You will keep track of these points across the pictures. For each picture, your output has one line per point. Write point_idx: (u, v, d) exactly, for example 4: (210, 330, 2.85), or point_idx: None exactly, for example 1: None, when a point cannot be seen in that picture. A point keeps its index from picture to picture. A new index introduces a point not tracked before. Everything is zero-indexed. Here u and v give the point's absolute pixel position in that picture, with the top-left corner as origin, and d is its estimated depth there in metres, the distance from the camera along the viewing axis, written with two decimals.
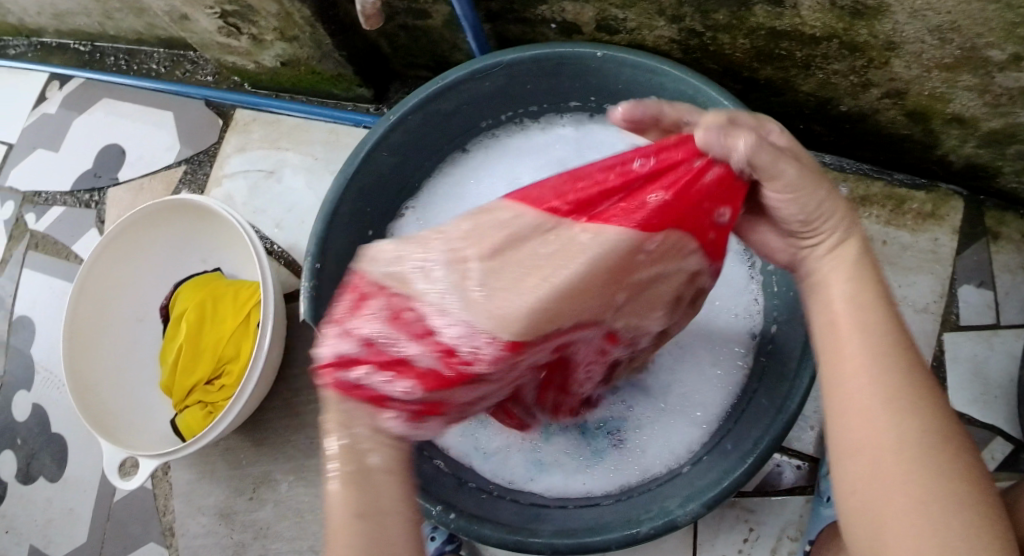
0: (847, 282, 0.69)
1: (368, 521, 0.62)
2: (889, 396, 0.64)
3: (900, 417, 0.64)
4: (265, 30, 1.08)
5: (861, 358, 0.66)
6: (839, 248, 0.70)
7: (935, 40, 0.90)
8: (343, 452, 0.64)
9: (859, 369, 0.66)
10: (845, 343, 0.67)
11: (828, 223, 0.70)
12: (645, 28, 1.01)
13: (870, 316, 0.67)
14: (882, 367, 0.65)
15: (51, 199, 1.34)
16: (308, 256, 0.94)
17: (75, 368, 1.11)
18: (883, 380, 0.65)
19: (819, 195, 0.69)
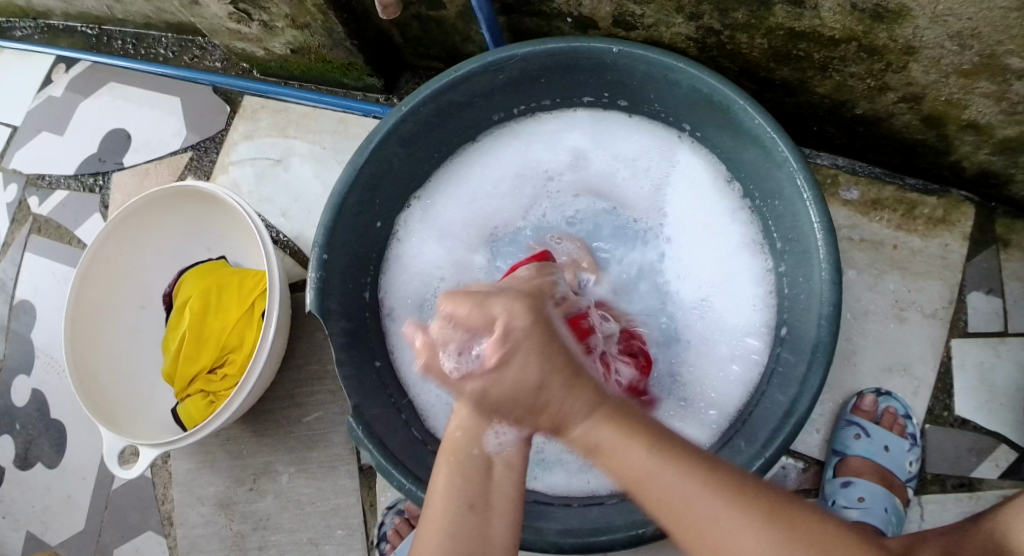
0: (630, 447, 0.70)
1: (466, 512, 0.72)
2: (722, 519, 0.69)
3: (745, 526, 0.69)
4: (277, 17, 1.07)
5: (680, 498, 0.69)
6: (593, 435, 0.71)
7: (955, 46, 0.89)
8: (466, 439, 0.74)
9: (686, 504, 0.69)
10: (656, 481, 0.69)
11: (555, 416, 0.71)
12: (662, 25, 1.00)
13: (659, 459, 0.70)
14: (702, 492, 0.69)
15: (55, 182, 1.33)
16: (315, 246, 0.93)
17: (77, 354, 1.10)
18: (714, 503, 0.69)
19: (557, 402, 0.71)
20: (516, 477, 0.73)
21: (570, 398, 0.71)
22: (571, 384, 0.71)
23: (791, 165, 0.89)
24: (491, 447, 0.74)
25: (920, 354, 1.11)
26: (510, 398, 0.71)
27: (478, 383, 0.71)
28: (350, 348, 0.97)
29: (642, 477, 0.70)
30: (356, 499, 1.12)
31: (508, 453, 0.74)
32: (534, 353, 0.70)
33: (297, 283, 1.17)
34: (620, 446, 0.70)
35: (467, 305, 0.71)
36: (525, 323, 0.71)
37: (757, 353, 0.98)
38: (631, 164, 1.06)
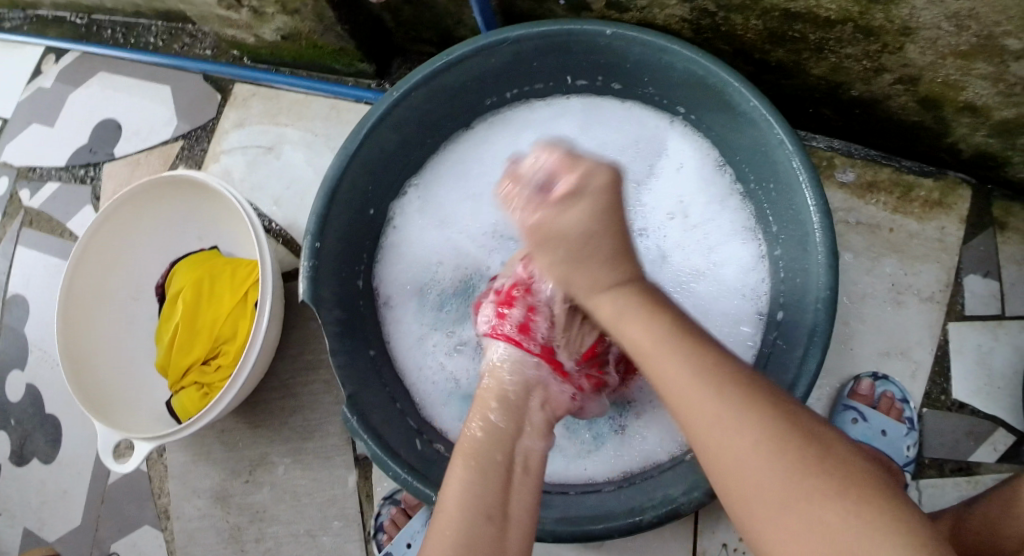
0: (642, 320, 0.74)
1: (488, 521, 0.72)
2: (719, 402, 0.68)
3: (726, 412, 0.68)
4: (266, 3, 1.06)
5: (680, 372, 0.70)
6: (615, 302, 0.75)
7: (952, 27, 0.89)
8: (489, 444, 0.77)
9: (681, 376, 0.70)
10: (649, 357, 0.72)
11: (593, 279, 0.76)
12: (657, 6, 0.99)
13: (670, 332, 0.72)
14: (700, 374, 0.70)
15: (46, 174, 1.32)
16: (308, 234, 0.92)
17: (70, 347, 1.09)
18: (710, 391, 0.69)
19: (596, 260, 0.75)
20: (533, 481, 0.76)
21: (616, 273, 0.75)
22: (614, 258, 0.76)
23: (786, 147, 0.88)
24: (515, 453, 0.77)
25: (917, 337, 1.11)
26: (559, 241, 0.75)
27: (539, 213, 0.75)
28: (344, 336, 0.96)
29: (649, 347, 0.72)
30: (352, 490, 1.11)
31: (529, 459, 0.78)
32: (592, 208, 0.75)
33: (290, 272, 1.16)
34: (630, 314, 0.74)
35: (557, 152, 0.77)
36: (603, 182, 0.75)
37: (750, 338, 0.97)
38: (620, 153, 1.05)
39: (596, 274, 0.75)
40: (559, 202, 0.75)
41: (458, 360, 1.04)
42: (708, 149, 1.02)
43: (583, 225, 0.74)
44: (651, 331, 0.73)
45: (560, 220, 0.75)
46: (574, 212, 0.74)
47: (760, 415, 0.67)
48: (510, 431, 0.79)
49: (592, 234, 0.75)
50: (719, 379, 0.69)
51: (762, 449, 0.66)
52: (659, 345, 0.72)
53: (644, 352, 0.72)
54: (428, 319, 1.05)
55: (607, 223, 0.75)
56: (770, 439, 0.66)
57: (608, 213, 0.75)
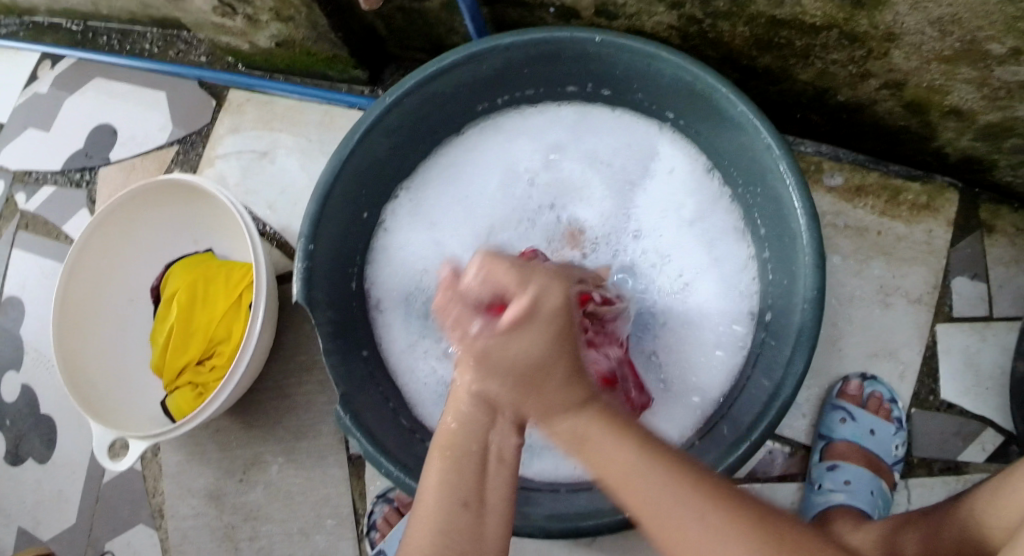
0: (613, 441, 0.67)
1: (464, 510, 0.70)
2: (677, 505, 0.66)
3: (716, 526, 0.65)
4: (261, 10, 1.07)
5: (638, 489, 0.66)
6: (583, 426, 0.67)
7: (935, 32, 0.90)
8: (461, 441, 0.70)
9: (644, 496, 0.66)
10: (627, 485, 0.67)
11: (543, 407, 0.67)
12: (644, 14, 1.00)
13: (621, 427, 0.69)
14: (660, 483, 0.66)
15: (41, 178, 1.33)
16: (301, 237, 0.93)
17: (66, 347, 1.10)
18: (669, 488, 0.66)
19: (554, 389, 0.67)
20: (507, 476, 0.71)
21: (568, 399, 0.67)
22: (570, 383, 0.67)
23: (773, 152, 0.89)
24: (490, 443, 0.70)
25: (905, 339, 1.12)
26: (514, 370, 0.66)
27: (483, 341, 0.66)
28: (336, 337, 0.97)
29: (627, 479, 0.66)
30: (345, 489, 1.12)
31: (504, 450, 0.71)
32: (544, 335, 0.66)
33: (284, 276, 1.17)
34: (599, 443, 0.67)
35: (505, 266, 0.68)
36: (556, 303, 0.66)
37: (741, 340, 0.98)
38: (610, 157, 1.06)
39: (561, 421, 0.68)
40: (493, 328, 0.66)
41: (452, 364, 1.04)
42: (697, 152, 1.03)
43: (527, 349, 0.65)
44: (629, 451, 0.67)
45: (500, 348, 0.66)
46: (516, 356, 0.66)
47: (751, 539, 0.64)
48: (482, 419, 0.70)
49: (546, 394, 0.67)
50: (675, 478, 0.66)
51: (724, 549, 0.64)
52: (637, 464, 0.66)
53: (621, 479, 0.67)
54: (416, 327, 1.05)
55: (556, 350, 0.66)
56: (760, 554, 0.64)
57: (561, 334, 0.67)
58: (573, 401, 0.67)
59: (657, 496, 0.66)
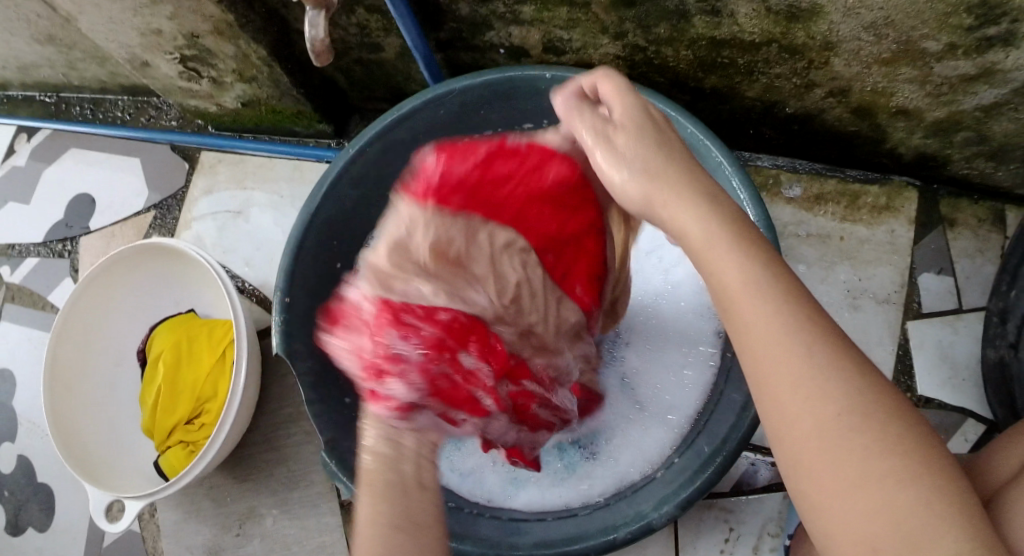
0: (727, 256, 0.66)
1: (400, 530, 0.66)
2: (811, 368, 0.62)
3: (846, 395, 0.62)
4: (224, 72, 1.11)
5: (772, 339, 0.63)
6: (704, 231, 0.67)
7: (871, 36, 0.93)
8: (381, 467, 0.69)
9: (777, 350, 0.63)
10: (766, 324, 0.64)
11: (658, 201, 0.69)
12: (590, 47, 1.04)
13: (768, 278, 0.65)
14: (803, 342, 0.63)
15: (24, 251, 1.35)
16: (277, 291, 0.97)
17: (58, 416, 1.12)
18: (833, 381, 0.62)
19: (674, 184, 0.68)
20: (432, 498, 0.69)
21: (700, 224, 0.67)
22: (698, 207, 0.68)
23: (725, 169, 0.93)
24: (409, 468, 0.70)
25: (878, 339, 1.14)
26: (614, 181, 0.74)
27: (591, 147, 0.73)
28: (318, 386, 0.99)
29: (765, 321, 0.64)
30: (340, 535, 1.14)
31: (423, 475, 0.70)
32: (647, 126, 0.71)
33: (266, 330, 1.20)
34: (741, 275, 0.65)
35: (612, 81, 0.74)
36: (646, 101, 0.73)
37: (711, 357, 0.99)
38: None
39: (678, 222, 0.68)
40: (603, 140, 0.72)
41: None
42: None
43: (629, 132, 0.71)
44: (771, 288, 0.65)
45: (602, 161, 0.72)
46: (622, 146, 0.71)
47: (885, 433, 0.61)
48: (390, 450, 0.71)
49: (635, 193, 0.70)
50: (822, 348, 0.63)
51: (840, 431, 0.61)
52: (783, 312, 0.64)
53: (754, 310, 0.64)
54: None
55: (663, 161, 0.69)
56: (889, 443, 0.61)
57: (661, 132, 0.72)
58: (699, 219, 0.67)
59: (795, 339, 0.63)
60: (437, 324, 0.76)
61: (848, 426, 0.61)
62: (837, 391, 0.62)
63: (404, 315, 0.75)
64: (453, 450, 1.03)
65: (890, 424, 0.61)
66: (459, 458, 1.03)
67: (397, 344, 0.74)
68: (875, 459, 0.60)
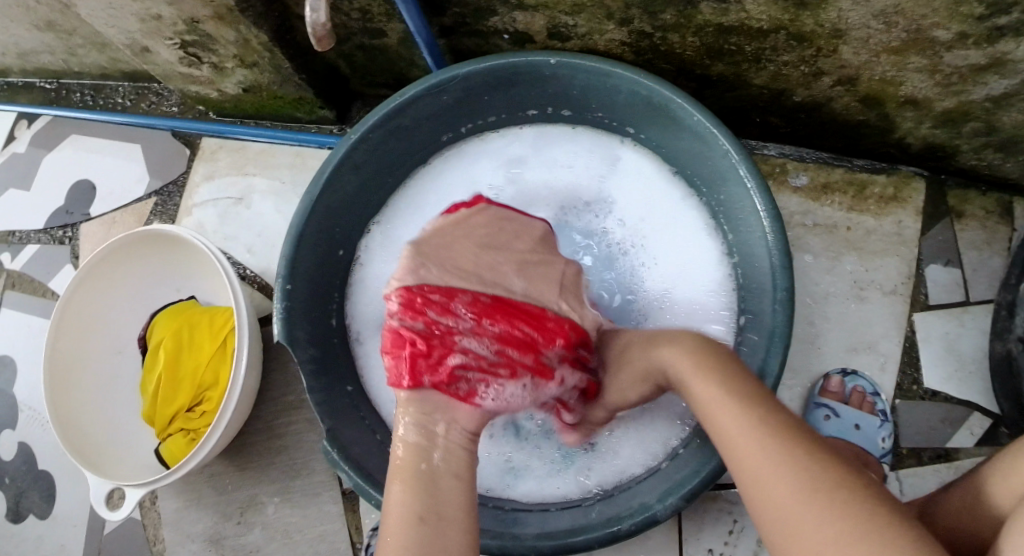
0: (704, 382, 0.76)
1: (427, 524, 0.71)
2: (766, 453, 0.68)
3: (795, 472, 0.66)
4: (225, 58, 1.10)
5: (736, 437, 0.71)
6: (683, 366, 0.79)
7: (881, 24, 0.92)
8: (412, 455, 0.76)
9: (742, 445, 0.70)
10: (725, 419, 0.73)
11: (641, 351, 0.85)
12: (596, 33, 1.02)
13: (730, 390, 0.74)
14: (759, 436, 0.69)
15: (25, 238, 1.35)
16: (278, 278, 0.95)
17: (56, 404, 1.11)
18: (781, 459, 0.67)
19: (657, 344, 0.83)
20: (464, 488, 0.74)
21: (681, 362, 0.79)
22: (674, 346, 0.81)
23: (732, 157, 0.91)
24: (434, 460, 0.76)
25: (884, 331, 1.13)
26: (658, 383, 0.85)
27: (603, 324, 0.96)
28: (319, 374, 0.98)
29: (721, 415, 0.73)
30: (341, 524, 1.13)
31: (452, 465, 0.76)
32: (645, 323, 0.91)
33: (267, 317, 1.19)
34: (708, 386, 0.76)
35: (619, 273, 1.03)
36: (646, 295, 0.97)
37: (721, 337, 0.99)
38: (573, 176, 1.08)
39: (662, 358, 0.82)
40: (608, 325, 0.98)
41: None
42: (659, 162, 1.05)
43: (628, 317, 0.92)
44: (730, 391, 0.74)
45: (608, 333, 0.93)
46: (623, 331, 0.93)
47: (837, 503, 0.64)
48: (422, 441, 0.77)
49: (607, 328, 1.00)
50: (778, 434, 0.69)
51: (802, 503, 0.65)
52: (737, 408, 0.72)
53: (717, 411, 0.74)
54: None
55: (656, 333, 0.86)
56: (841, 511, 0.64)
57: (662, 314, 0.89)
58: (674, 355, 0.80)
59: (746, 428, 0.71)
60: (471, 301, 0.85)
61: (801, 497, 0.65)
62: (788, 468, 0.67)
63: (427, 307, 0.84)
64: None
65: (843, 495, 0.64)
66: None
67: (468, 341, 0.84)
68: (828, 527, 0.63)
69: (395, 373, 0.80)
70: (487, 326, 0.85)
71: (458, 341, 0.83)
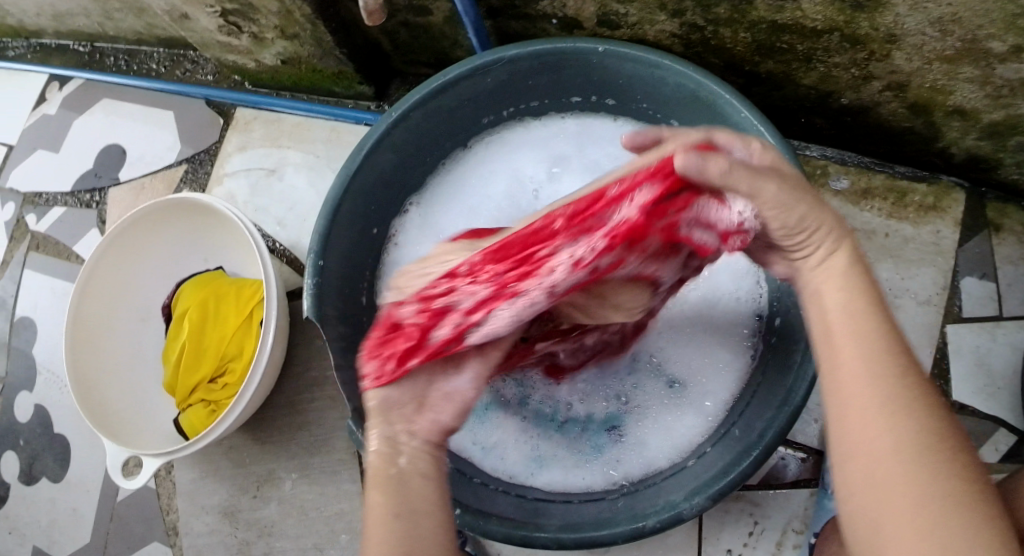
0: (843, 296, 0.68)
1: (408, 520, 0.67)
2: (890, 402, 0.63)
3: (897, 425, 0.63)
4: (266, 28, 1.08)
5: (864, 371, 0.65)
6: (833, 259, 0.69)
7: (936, 32, 0.90)
8: (384, 456, 0.70)
9: (863, 384, 0.64)
10: (836, 340, 0.67)
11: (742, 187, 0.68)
12: (646, 23, 1.01)
13: (867, 314, 0.67)
14: (880, 373, 0.64)
15: (52, 200, 1.34)
16: (311, 253, 0.94)
17: (77, 369, 1.11)
18: (891, 403, 0.63)
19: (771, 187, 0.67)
20: (434, 485, 0.70)
21: (791, 205, 0.68)
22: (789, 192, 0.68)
23: (778, 157, 0.89)
24: (404, 457, 0.70)
25: (917, 341, 1.12)
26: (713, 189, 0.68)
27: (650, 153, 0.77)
28: (348, 352, 0.97)
29: (840, 328, 0.67)
30: (358, 505, 1.13)
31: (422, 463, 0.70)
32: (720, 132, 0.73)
33: (294, 292, 1.18)
34: (831, 295, 0.68)
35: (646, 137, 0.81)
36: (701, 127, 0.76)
37: (749, 339, 0.99)
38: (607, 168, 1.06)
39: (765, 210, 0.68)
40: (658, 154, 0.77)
41: None
42: None
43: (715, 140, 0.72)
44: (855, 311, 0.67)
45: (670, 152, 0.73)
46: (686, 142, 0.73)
47: (936, 470, 0.61)
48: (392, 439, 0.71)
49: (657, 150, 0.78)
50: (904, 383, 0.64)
51: (902, 463, 0.61)
52: (857, 329, 0.66)
53: (836, 329, 0.67)
54: None
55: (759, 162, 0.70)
56: (936, 478, 0.61)
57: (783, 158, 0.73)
58: (791, 213, 0.68)
59: (865, 357, 0.65)
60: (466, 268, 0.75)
61: (903, 453, 0.62)
62: (899, 421, 0.63)
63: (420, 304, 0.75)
64: (476, 422, 1.02)
65: (942, 465, 0.61)
66: (482, 432, 1.02)
67: (450, 300, 0.74)
68: (919, 491, 0.61)
69: (375, 371, 0.73)
70: (481, 274, 0.74)
71: (449, 308, 0.74)
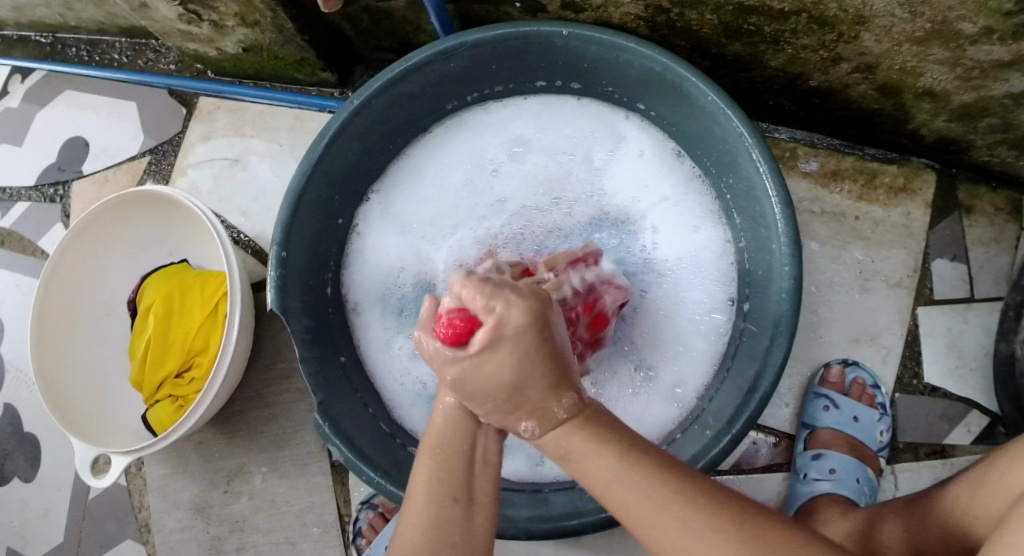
0: (583, 441, 0.70)
1: (454, 503, 0.71)
2: (688, 526, 0.67)
3: (672, 511, 0.67)
4: (226, 16, 1.06)
5: (610, 483, 0.69)
6: (545, 434, 0.70)
7: (906, 13, 0.89)
8: (451, 430, 0.73)
9: (623, 490, 0.68)
10: (577, 456, 0.70)
11: (525, 419, 0.70)
12: (611, 5, 1.00)
13: (590, 428, 0.70)
14: (624, 465, 0.69)
15: (15, 195, 1.31)
16: (273, 244, 0.92)
17: (43, 368, 1.09)
18: (651, 495, 0.68)
19: (531, 404, 0.70)
20: (494, 474, 0.73)
21: (521, 392, 0.69)
22: (535, 387, 0.70)
23: (745, 140, 0.88)
24: (478, 442, 0.73)
25: (887, 324, 1.12)
26: (488, 393, 0.70)
27: (458, 367, 0.70)
28: (312, 344, 0.96)
29: (580, 452, 0.70)
30: (329, 497, 1.12)
31: (489, 448, 0.74)
32: (514, 353, 0.68)
33: (260, 283, 1.17)
34: (557, 434, 0.71)
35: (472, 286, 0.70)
36: (517, 321, 0.68)
37: (720, 326, 0.99)
38: (574, 154, 1.06)
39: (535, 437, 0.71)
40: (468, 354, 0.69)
41: (423, 362, 1.04)
42: (667, 139, 1.03)
43: (498, 371, 0.69)
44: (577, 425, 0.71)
45: (487, 376, 0.69)
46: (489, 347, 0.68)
47: (721, 530, 0.66)
48: (468, 422, 0.74)
49: (501, 348, 0.68)
50: (681, 495, 0.68)
51: (703, 539, 0.66)
52: (584, 439, 0.70)
53: (571, 450, 0.70)
54: (391, 326, 1.05)
55: (521, 374, 0.69)
56: (721, 533, 0.66)
57: (528, 348, 0.69)
58: (537, 422, 0.70)
59: (604, 462, 0.69)
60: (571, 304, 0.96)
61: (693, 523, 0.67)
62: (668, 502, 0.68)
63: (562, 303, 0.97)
64: None
65: (729, 517, 0.67)
66: None
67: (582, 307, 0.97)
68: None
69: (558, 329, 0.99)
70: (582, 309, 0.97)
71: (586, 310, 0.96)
